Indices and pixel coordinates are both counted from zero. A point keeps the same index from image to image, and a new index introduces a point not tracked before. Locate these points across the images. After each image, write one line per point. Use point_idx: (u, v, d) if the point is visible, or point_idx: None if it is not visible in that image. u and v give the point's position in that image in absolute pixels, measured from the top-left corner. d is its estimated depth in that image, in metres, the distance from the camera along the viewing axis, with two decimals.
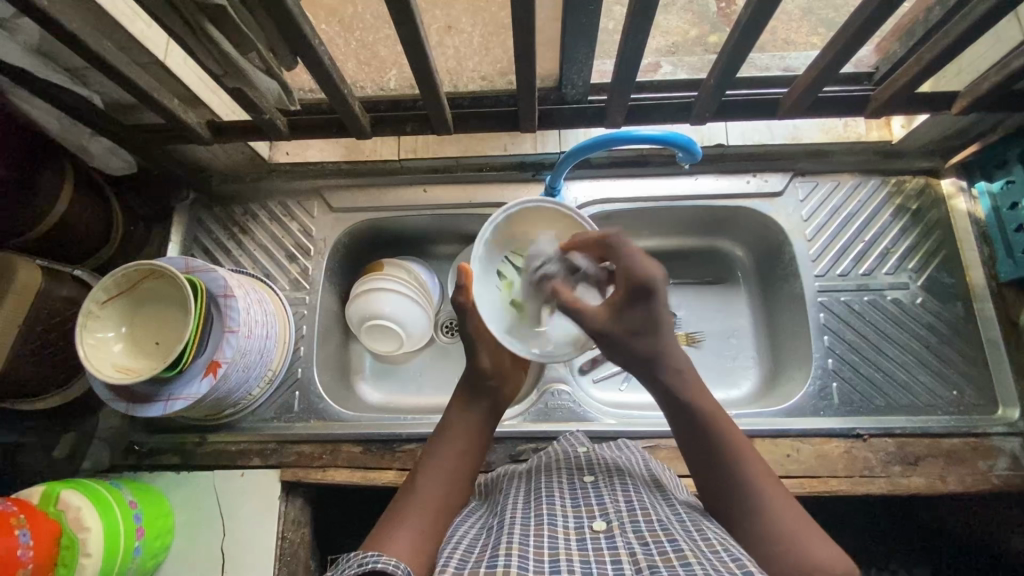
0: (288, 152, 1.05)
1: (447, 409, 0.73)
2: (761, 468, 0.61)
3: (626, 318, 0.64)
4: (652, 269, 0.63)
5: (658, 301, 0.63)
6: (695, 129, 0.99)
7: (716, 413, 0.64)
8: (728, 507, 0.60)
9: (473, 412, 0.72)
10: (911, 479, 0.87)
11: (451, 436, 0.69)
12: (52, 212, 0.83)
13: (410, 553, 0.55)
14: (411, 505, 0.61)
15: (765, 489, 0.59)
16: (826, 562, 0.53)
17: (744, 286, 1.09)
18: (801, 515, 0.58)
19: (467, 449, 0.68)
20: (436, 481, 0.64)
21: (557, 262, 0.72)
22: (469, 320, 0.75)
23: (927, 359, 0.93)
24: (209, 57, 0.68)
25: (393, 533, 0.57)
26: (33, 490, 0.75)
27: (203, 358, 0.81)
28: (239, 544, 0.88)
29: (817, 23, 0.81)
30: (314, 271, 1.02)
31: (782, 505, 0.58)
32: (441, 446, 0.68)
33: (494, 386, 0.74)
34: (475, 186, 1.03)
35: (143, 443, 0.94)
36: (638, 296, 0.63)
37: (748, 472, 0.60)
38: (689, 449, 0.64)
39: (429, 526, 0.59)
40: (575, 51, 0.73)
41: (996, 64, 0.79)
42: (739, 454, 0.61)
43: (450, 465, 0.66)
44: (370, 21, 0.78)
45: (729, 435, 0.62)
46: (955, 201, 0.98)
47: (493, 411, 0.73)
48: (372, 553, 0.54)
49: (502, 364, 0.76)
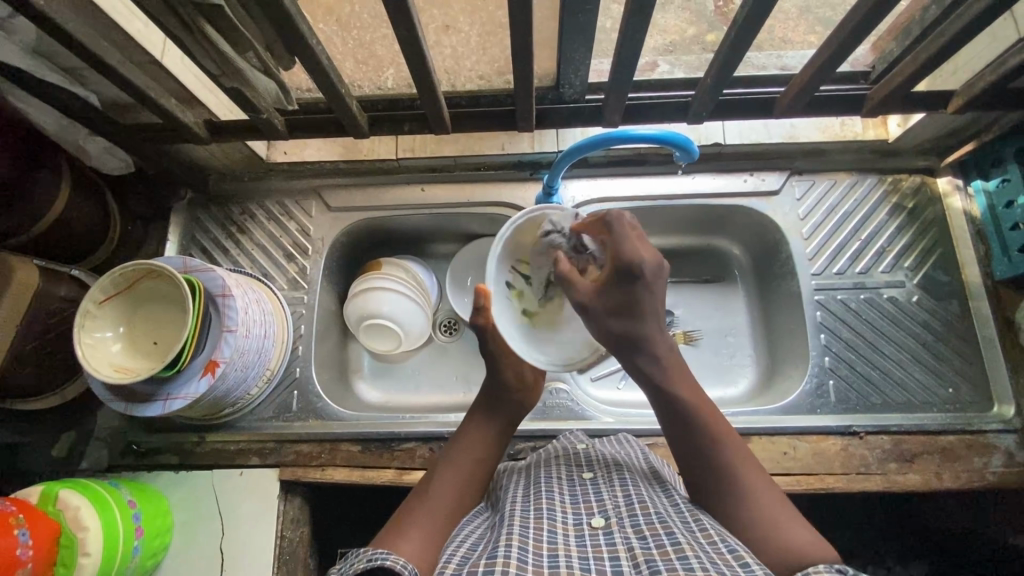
0: (286, 152, 1.04)
1: (465, 420, 0.75)
2: (749, 458, 0.62)
3: (609, 296, 0.64)
4: (643, 253, 0.62)
5: (643, 282, 0.62)
6: (692, 128, 0.98)
7: (700, 403, 0.64)
8: (715, 496, 0.60)
9: (491, 423, 0.73)
10: (907, 475, 0.87)
11: (467, 444, 0.70)
12: (49, 213, 0.83)
13: (421, 551, 0.56)
14: (423, 506, 0.62)
15: (750, 480, 0.59)
16: (806, 550, 0.53)
17: (741, 284, 1.10)
18: (787, 505, 0.58)
19: (483, 457, 0.69)
20: (450, 485, 0.65)
21: (565, 236, 0.71)
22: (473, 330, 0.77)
23: (923, 357, 0.93)
24: (207, 57, 0.68)
25: (403, 533, 0.58)
26: (31, 490, 0.75)
27: (202, 357, 0.81)
28: (239, 543, 0.88)
29: (815, 22, 0.80)
30: (312, 271, 1.02)
31: (769, 495, 0.58)
32: (457, 452, 0.69)
33: (515, 400, 0.77)
34: (473, 185, 1.03)
35: (142, 443, 0.95)
36: (626, 277, 0.62)
37: (735, 461, 0.61)
38: (675, 441, 0.64)
39: (440, 526, 0.59)
40: (573, 50, 0.73)
41: (992, 63, 0.79)
42: (726, 444, 0.62)
43: (466, 471, 0.67)
44: (368, 20, 0.77)
45: (716, 424, 0.63)
46: (951, 199, 0.99)
47: (510, 425, 0.75)
48: (380, 550, 0.54)
49: (524, 381, 0.78)
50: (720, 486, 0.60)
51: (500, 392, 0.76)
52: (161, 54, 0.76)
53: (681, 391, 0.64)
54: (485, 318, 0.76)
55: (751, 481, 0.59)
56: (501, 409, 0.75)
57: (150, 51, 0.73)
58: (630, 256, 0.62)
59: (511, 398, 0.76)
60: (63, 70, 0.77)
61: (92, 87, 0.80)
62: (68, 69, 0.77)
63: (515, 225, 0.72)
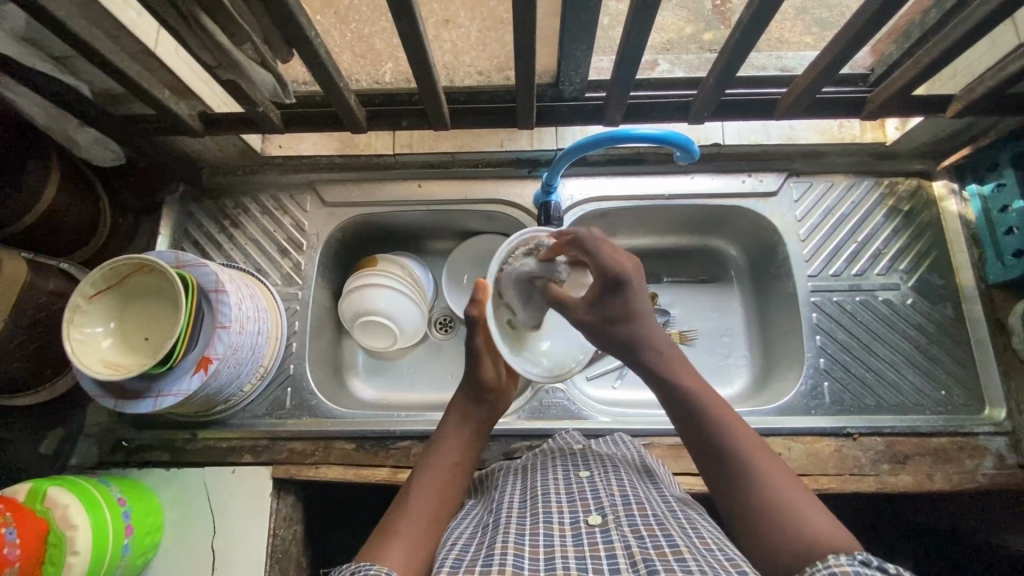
0: (281, 145, 1.01)
1: (440, 424, 0.73)
2: (761, 446, 0.60)
3: (603, 312, 0.69)
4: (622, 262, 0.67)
5: (631, 291, 0.67)
6: (691, 127, 0.97)
7: (711, 399, 0.63)
8: (729, 489, 0.58)
9: (465, 428, 0.72)
10: (898, 477, 0.87)
11: (444, 447, 0.69)
12: (39, 204, 0.81)
13: (404, 563, 0.54)
14: (402, 517, 0.60)
15: (770, 479, 0.57)
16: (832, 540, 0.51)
17: (737, 284, 1.10)
18: (805, 494, 0.56)
19: (459, 462, 0.68)
20: (428, 494, 0.63)
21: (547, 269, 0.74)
22: (476, 334, 0.76)
23: (915, 358, 0.94)
24: (203, 48, 0.67)
25: (384, 546, 0.56)
26: (19, 486, 0.74)
27: (194, 354, 0.80)
28: (230, 542, 0.87)
29: (811, 23, 0.82)
30: (306, 266, 1.01)
31: (783, 482, 0.56)
32: (434, 456, 0.68)
33: (489, 400, 0.75)
34: (471, 181, 1.02)
35: (132, 439, 0.93)
36: (613, 287, 0.67)
37: (746, 449, 0.59)
38: (693, 442, 0.62)
39: (423, 536, 0.58)
40: (573, 48, 0.72)
41: (993, 67, 0.79)
42: (738, 441, 0.60)
43: (443, 476, 0.65)
44: (366, 12, 0.75)
45: (726, 415, 0.62)
46: (947, 203, 1.00)
47: (485, 423, 0.74)
48: (364, 562, 0.52)
49: (500, 378, 0.77)
50: (734, 478, 0.58)
51: (486, 394, 0.75)
52: (155, 44, 0.74)
53: (687, 391, 0.64)
54: (480, 310, 0.75)
55: (768, 475, 0.57)
56: (474, 415, 0.73)
57: (143, 41, 0.72)
58: (606, 273, 0.66)
59: (488, 399, 0.76)
60: (53, 60, 0.75)
61: (84, 77, 0.78)
62: (59, 58, 0.75)
63: (511, 245, 0.78)
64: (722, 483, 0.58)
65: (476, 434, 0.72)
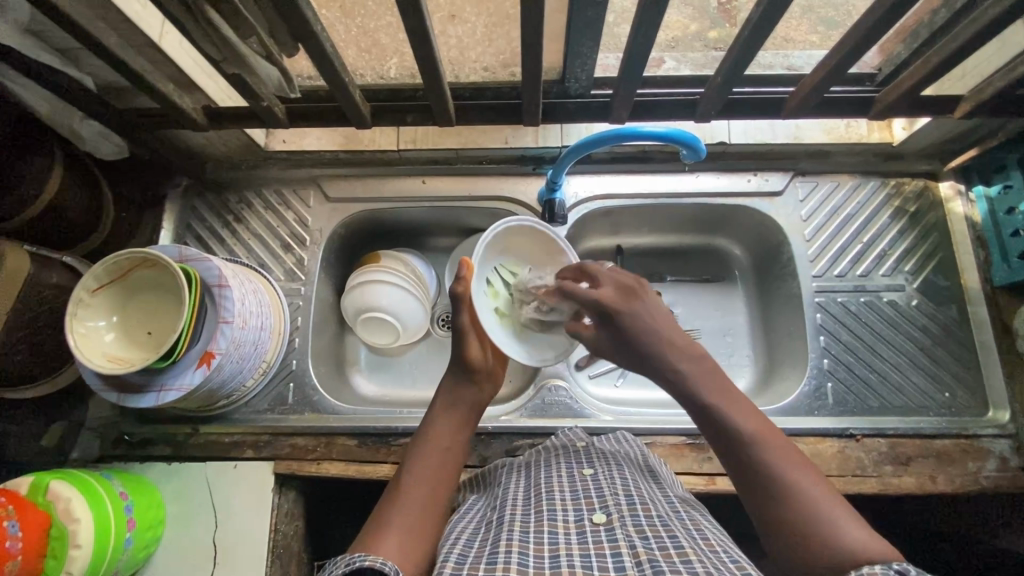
0: (284, 141, 1.01)
1: (428, 411, 0.72)
2: (788, 450, 0.58)
3: (607, 335, 0.70)
4: (604, 295, 0.69)
5: (625, 318, 0.67)
6: (698, 125, 0.97)
7: (739, 409, 0.61)
8: (762, 503, 0.56)
9: (453, 412, 0.71)
10: (902, 478, 0.87)
11: (434, 434, 0.68)
12: (43, 197, 0.81)
13: (399, 554, 0.54)
14: (397, 506, 0.60)
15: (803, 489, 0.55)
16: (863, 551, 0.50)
17: (741, 284, 1.10)
18: (837, 501, 0.55)
19: (450, 447, 0.68)
20: (421, 482, 0.63)
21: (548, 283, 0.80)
22: (463, 313, 0.75)
23: (920, 360, 0.94)
24: (208, 41, 0.66)
25: (381, 536, 0.56)
26: (22, 480, 0.74)
27: (197, 349, 0.79)
28: (232, 537, 0.87)
29: (817, 22, 0.80)
30: (310, 262, 1.00)
31: (813, 489, 0.55)
32: (427, 443, 0.67)
33: (477, 382, 0.74)
34: (476, 178, 1.02)
35: (134, 433, 0.93)
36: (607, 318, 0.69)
37: (776, 459, 0.57)
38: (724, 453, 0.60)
39: (419, 525, 0.58)
40: (580, 44, 0.71)
41: (1002, 68, 0.78)
42: (765, 445, 0.58)
43: (434, 462, 0.65)
44: (372, 6, 0.74)
45: (752, 424, 0.59)
46: (953, 204, 0.99)
47: (475, 405, 0.73)
48: (359, 553, 0.52)
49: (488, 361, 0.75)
50: (767, 492, 0.56)
51: (474, 375, 0.74)
52: (160, 37, 0.73)
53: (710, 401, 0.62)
54: (466, 287, 0.74)
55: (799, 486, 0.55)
56: (462, 399, 0.72)
57: (148, 33, 0.71)
58: (593, 303, 0.69)
59: (477, 379, 0.74)
60: (57, 52, 0.75)
61: (87, 69, 0.78)
62: (62, 50, 0.75)
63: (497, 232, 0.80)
64: (753, 497, 0.57)
65: (466, 419, 0.71)
